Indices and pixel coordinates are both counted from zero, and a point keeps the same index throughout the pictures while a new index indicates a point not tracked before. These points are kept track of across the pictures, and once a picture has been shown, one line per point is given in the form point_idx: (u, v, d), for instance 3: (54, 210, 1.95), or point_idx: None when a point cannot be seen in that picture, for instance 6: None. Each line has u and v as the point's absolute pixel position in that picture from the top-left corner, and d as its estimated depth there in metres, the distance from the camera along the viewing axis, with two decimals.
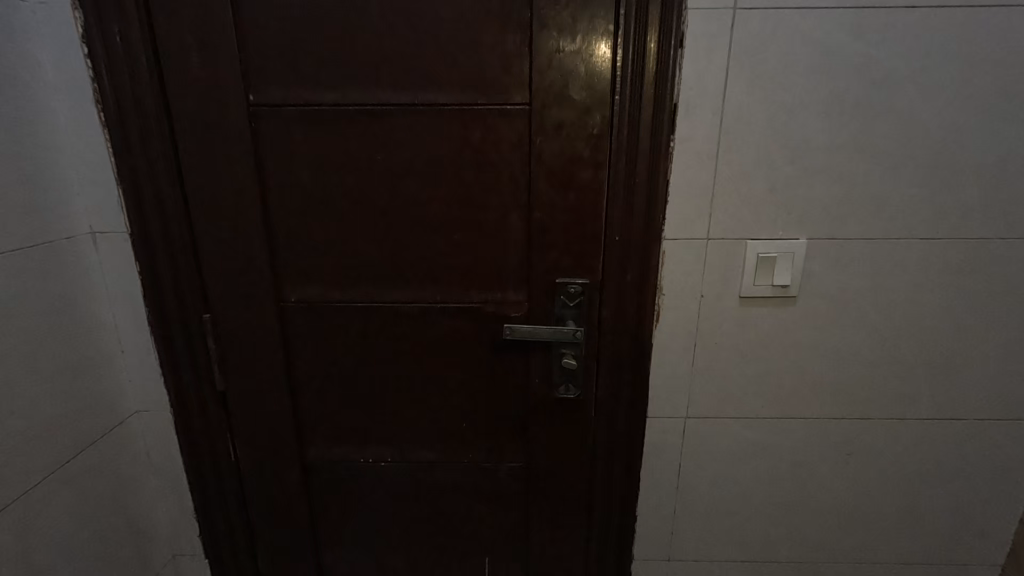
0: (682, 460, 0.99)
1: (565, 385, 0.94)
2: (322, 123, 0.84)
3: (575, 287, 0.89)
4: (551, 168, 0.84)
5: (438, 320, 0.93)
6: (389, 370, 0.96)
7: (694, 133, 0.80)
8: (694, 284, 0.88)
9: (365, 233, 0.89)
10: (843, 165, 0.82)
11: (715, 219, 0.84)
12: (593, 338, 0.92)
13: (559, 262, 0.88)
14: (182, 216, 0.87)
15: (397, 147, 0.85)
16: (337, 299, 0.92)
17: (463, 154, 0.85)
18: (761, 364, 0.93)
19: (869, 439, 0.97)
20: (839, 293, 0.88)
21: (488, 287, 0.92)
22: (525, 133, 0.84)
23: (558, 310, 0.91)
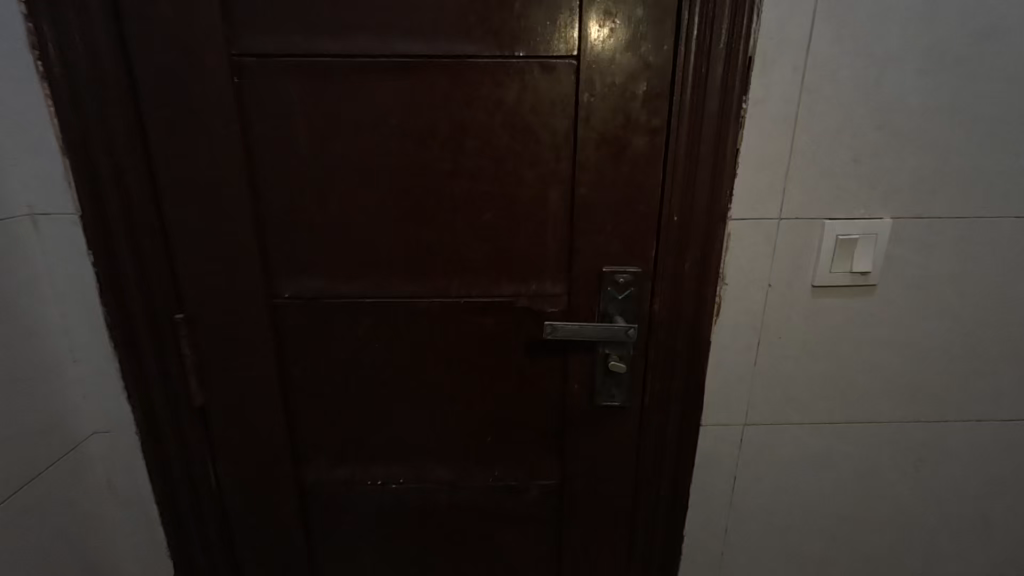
0: (737, 473, 0.88)
1: (611, 390, 0.82)
2: (324, 81, 0.69)
3: (626, 277, 0.76)
4: (601, 135, 0.71)
5: (463, 318, 0.80)
6: (404, 377, 0.82)
7: (770, 94, 0.69)
8: (762, 272, 0.76)
9: (376, 216, 0.75)
10: (936, 134, 0.71)
11: (788, 196, 0.73)
12: (643, 335, 0.80)
13: (607, 248, 0.76)
14: (147, 194, 0.70)
15: (417, 111, 0.70)
16: (342, 295, 0.78)
17: (496, 120, 0.71)
18: (831, 364, 0.81)
19: (944, 445, 0.87)
20: (924, 281, 0.77)
21: (521, 279, 0.78)
22: (570, 93, 0.70)
23: (604, 305, 0.78)
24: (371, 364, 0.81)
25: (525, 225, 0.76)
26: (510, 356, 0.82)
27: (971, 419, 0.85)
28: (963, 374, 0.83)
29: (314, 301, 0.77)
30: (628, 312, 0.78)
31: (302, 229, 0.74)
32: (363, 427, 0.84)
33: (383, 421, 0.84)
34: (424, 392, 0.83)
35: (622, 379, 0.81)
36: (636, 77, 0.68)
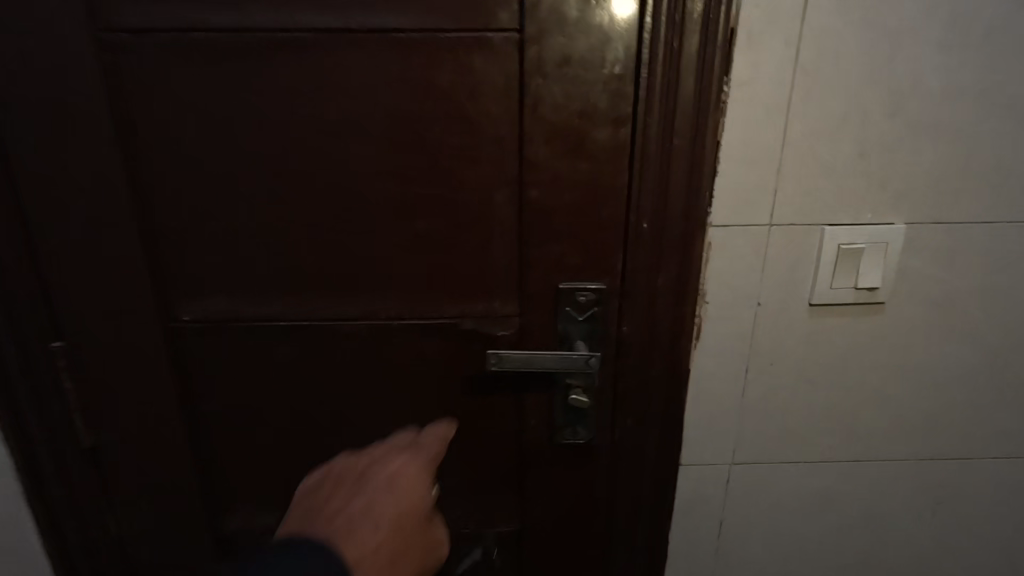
0: (724, 517, 0.75)
1: (573, 427, 0.70)
2: (216, 63, 0.57)
3: (587, 296, 0.64)
4: (553, 126, 0.59)
5: (398, 343, 0.68)
6: (332, 412, 0.70)
7: (758, 72, 0.57)
8: (749, 287, 0.64)
9: (289, 225, 0.63)
10: (960, 122, 0.59)
11: (781, 198, 0.61)
12: (610, 362, 0.68)
13: (565, 262, 0.63)
14: (10, 200, 0.59)
15: (330, 99, 0.59)
16: (254, 317, 0.66)
17: (426, 109, 0.59)
18: (832, 393, 0.69)
19: (965, 484, 0.75)
20: (943, 298, 0.65)
21: (464, 298, 0.66)
22: (514, 75, 0.58)
23: (563, 328, 0.66)
24: (293, 396, 0.69)
25: (467, 234, 0.63)
26: (455, 387, 0.70)
27: (997, 456, 0.73)
28: (988, 403, 0.71)
29: (222, 324, 0.66)
30: (591, 336, 0.66)
31: (202, 241, 0.63)
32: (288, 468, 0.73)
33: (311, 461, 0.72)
34: (357, 428, 0.71)
35: (586, 413, 0.69)
36: (594, 54, 0.56)
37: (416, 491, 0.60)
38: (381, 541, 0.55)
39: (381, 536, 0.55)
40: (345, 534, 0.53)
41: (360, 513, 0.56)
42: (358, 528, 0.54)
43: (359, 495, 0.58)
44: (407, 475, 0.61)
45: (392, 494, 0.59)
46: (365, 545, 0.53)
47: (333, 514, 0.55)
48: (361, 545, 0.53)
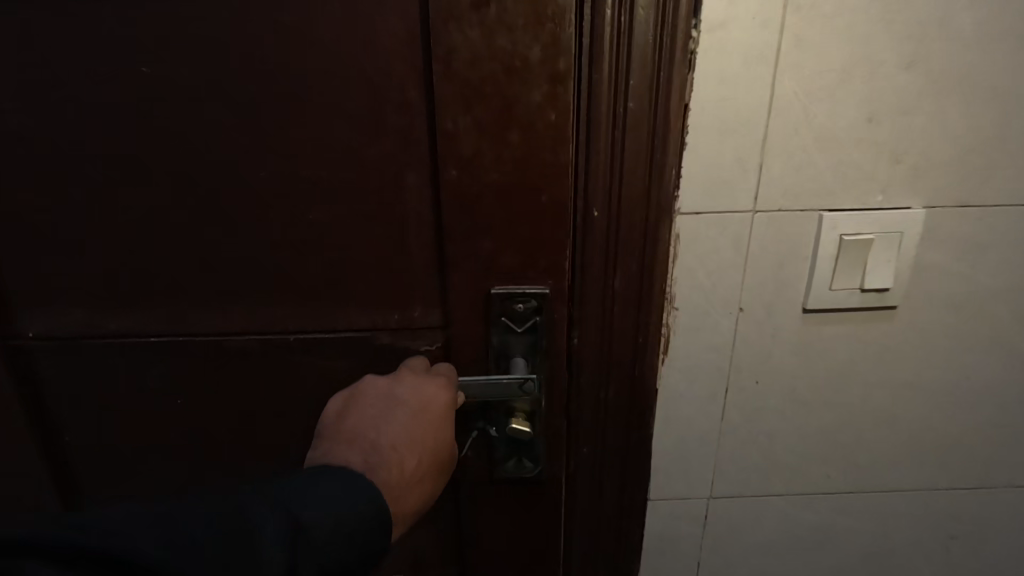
0: (702, 558, 0.64)
1: (517, 459, 0.57)
2: (39, 16, 0.45)
3: (526, 302, 0.52)
4: (472, 86, 0.45)
5: (301, 360, 0.56)
6: (231, 438, 0.60)
7: (735, 11, 0.44)
8: (728, 290, 0.52)
9: (154, 219, 0.51)
10: (998, 75, 0.45)
11: (767, 176, 0.48)
12: (559, 383, 0.55)
13: (497, 260, 0.51)
14: None
15: (185, 59, 0.46)
16: (126, 330, 0.55)
17: (306, 68, 0.46)
18: (830, 415, 0.57)
19: (988, 517, 0.63)
20: (968, 299, 0.53)
21: (376, 306, 0.54)
22: (418, 19, 0.44)
23: (498, 341, 0.54)
24: (184, 421, 0.59)
25: (373, 227, 0.51)
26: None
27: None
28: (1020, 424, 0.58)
29: (91, 338, 0.56)
30: (534, 351, 0.54)
31: (52, 240, 0.52)
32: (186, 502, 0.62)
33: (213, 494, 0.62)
34: (262, 459, 0.61)
35: (530, 445, 0.57)
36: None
37: (442, 412, 0.50)
38: (416, 477, 0.46)
39: (420, 479, 0.46)
40: (398, 471, 0.44)
41: (403, 440, 0.46)
42: (396, 456, 0.45)
43: (379, 423, 0.47)
44: (440, 393, 0.50)
45: (435, 421, 0.49)
46: (408, 490, 0.45)
47: (394, 438, 0.46)
48: (398, 476, 0.44)
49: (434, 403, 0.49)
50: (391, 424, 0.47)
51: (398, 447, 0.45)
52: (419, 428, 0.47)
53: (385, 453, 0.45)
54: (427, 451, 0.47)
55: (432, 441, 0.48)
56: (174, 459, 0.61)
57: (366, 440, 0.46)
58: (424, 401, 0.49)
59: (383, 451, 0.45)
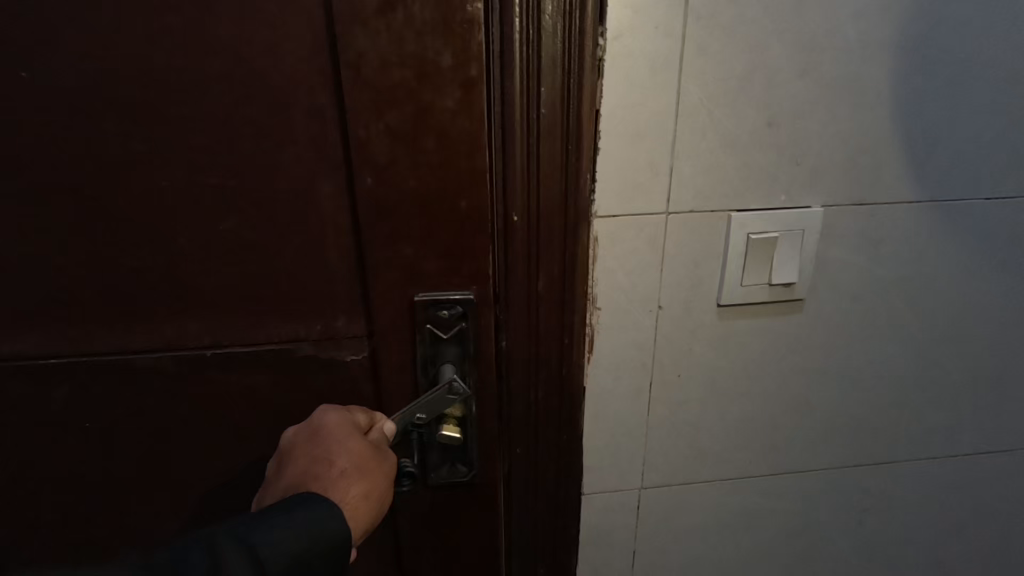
0: (634, 548, 0.66)
1: (451, 464, 0.57)
2: None
3: (451, 309, 0.52)
4: (384, 92, 0.44)
5: (219, 377, 0.54)
6: (146, 462, 0.57)
7: (641, 22, 0.45)
8: (647, 289, 0.53)
9: (47, 235, 0.48)
10: (884, 81, 0.49)
11: (679, 179, 0.50)
12: (488, 388, 0.55)
13: (420, 267, 0.50)
14: None
15: (70, 65, 0.43)
16: (21, 355, 0.52)
17: (208, 75, 0.44)
18: (748, 404, 0.60)
19: (893, 490, 0.68)
20: (868, 290, 0.56)
21: (298, 317, 0.53)
22: (323, 22, 0.43)
23: (426, 348, 0.53)
24: (93, 447, 0.56)
25: (288, 237, 0.49)
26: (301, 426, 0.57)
27: (927, 457, 0.66)
28: (915, 403, 0.63)
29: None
30: (462, 356, 0.54)
31: None
32: (101, 531, 0.59)
33: (130, 521, 0.59)
34: (182, 481, 0.58)
35: (462, 452, 0.57)
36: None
37: (345, 421, 0.49)
38: (349, 468, 0.45)
39: (352, 464, 0.45)
40: (320, 478, 0.44)
41: (316, 456, 0.46)
42: (314, 470, 0.45)
43: (288, 462, 0.47)
44: (334, 411, 0.50)
45: (338, 429, 0.48)
46: (341, 482, 0.44)
47: (305, 460, 0.46)
48: (324, 483, 0.44)
49: (335, 419, 0.49)
50: (297, 454, 0.47)
51: (312, 464, 0.45)
52: (321, 440, 0.47)
53: (306, 476, 0.44)
54: (347, 444, 0.47)
55: (347, 440, 0.47)
56: (85, 486, 0.57)
57: (285, 475, 0.46)
58: (320, 421, 0.49)
59: (300, 476, 0.45)
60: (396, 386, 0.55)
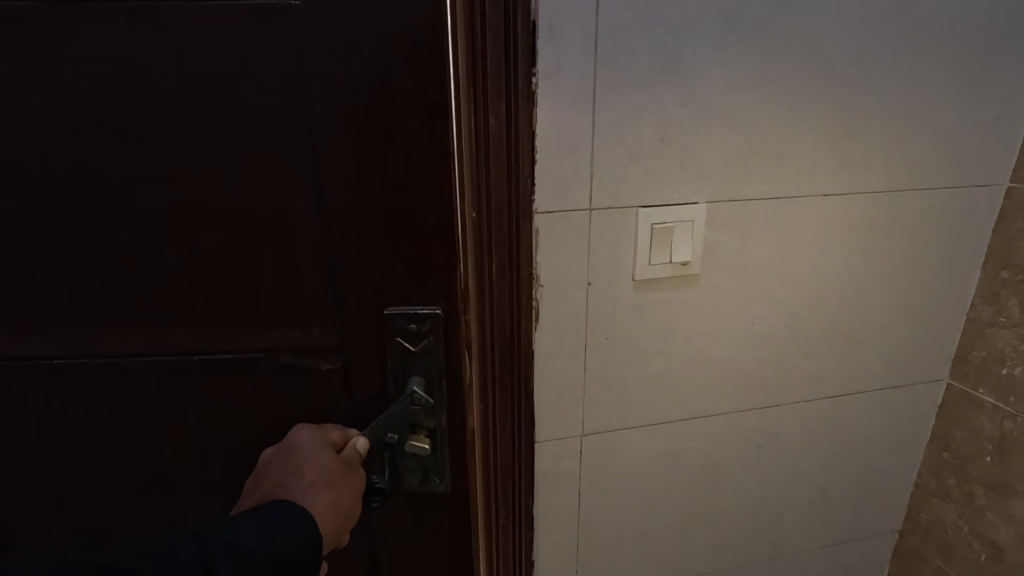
0: (581, 487, 0.80)
1: (421, 472, 0.65)
2: None
3: (418, 324, 0.60)
4: (359, 128, 0.53)
5: (206, 380, 0.59)
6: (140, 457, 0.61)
7: (562, 67, 0.60)
8: (579, 269, 0.68)
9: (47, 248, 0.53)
10: (741, 111, 0.66)
11: (598, 182, 0.65)
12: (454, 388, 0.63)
13: (390, 281, 0.58)
14: None
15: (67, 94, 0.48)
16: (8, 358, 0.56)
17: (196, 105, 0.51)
18: (663, 361, 0.76)
19: (780, 428, 0.85)
20: (745, 265, 0.73)
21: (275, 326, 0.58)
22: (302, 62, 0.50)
23: (396, 360, 0.61)
24: (91, 446, 0.60)
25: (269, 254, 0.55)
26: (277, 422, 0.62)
27: (804, 398, 0.84)
28: (790, 358, 0.81)
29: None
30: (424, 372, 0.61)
31: None
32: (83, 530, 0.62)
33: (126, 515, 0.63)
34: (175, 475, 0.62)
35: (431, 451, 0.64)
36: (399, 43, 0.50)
37: (316, 438, 0.57)
38: (316, 480, 0.53)
39: (319, 475, 0.53)
40: (292, 489, 0.52)
41: (288, 470, 0.54)
42: (287, 482, 0.53)
43: (266, 477, 0.55)
44: (307, 429, 0.58)
45: (309, 446, 0.56)
46: (310, 492, 0.51)
47: (278, 474, 0.54)
48: (295, 493, 0.52)
49: (307, 436, 0.57)
50: (273, 469, 0.55)
51: (285, 477, 0.53)
52: (294, 457, 0.55)
53: (279, 488, 0.53)
54: (317, 458, 0.54)
55: (316, 454, 0.55)
56: (72, 484, 0.61)
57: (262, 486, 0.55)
58: (294, 440, 0.57)
59: (275, 488, 0.53)
60: (364, 392, 0.62)
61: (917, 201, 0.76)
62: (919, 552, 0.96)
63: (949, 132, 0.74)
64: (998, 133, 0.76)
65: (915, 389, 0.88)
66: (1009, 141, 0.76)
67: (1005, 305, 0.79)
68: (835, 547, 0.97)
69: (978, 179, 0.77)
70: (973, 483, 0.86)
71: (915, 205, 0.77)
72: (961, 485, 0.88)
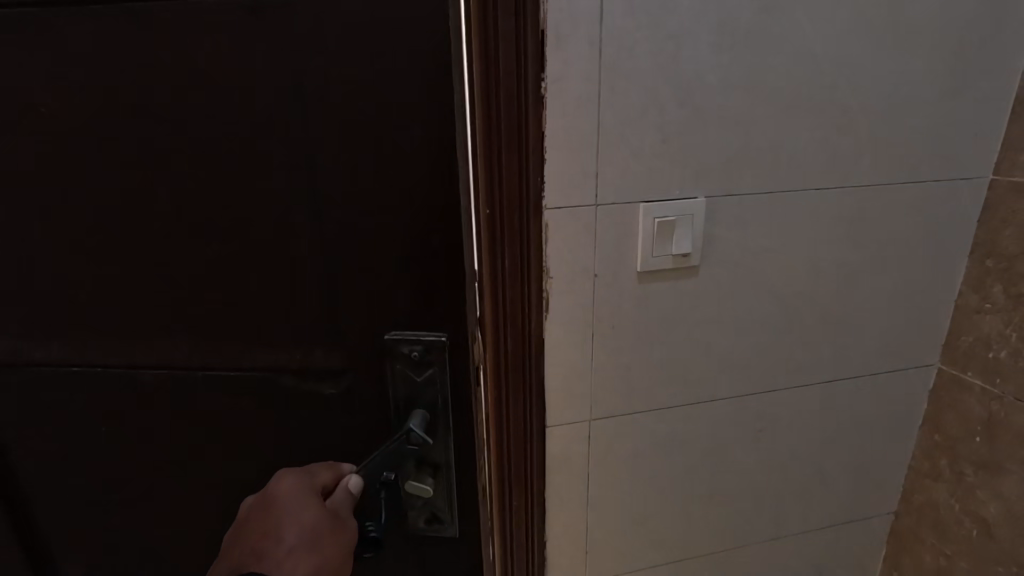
0: (589, 470, 0.84)
1: (427, 511, 0.63)
2: None
3: (422, 350, 0.56)
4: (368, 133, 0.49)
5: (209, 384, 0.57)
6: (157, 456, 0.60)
7: (569, 72, 0.64)
8: (585, 262, 0.72)
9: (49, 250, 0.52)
10: (736, 112, 0.70)
11: (603, 179, 0.69)
12: (458, 419, 0.60)
13: (391, 302, 0.54)
14: None
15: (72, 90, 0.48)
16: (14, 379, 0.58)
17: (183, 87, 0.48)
18: (665, 350, 0.80)
19: (778, 412, 0.89)
20: (742, 257, 0.77)
21: (269, 349, 0.56)
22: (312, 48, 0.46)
23: (399, 392, 0.57)
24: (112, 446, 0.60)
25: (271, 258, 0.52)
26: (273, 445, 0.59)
27: (801, 383, 0.88)
28: (787, 345, 0.85)
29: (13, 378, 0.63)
30: (422, 398, 0.58)
31: None
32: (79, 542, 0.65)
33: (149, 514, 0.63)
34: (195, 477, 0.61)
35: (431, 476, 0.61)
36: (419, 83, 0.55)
37: (299, 492, 0.54)
38: (297, 543, 0.48)
39: (300, 539, 0.48)
40: (269, 557, 0.47)
41: (268, 530, 0.50)
42: (265, 547, 0.48)
43: (241, 541, 0.50)
44: (292, 477, 0.56)
45: (291, 501, 0.53)
46: (289, 560, 0.47)
47: (255, 537, 0.50)
48: (273, 560, 0.47)
49: (292, 487, 0.55)
50: (249, 530, 0.51)
51: (263, 540, 0.49)
52: (275, 513, 0.51)
53: (254, 554, 0.48)
54: (300, 514, 0.51)
55: (299, 511, 0.51)
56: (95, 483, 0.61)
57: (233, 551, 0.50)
58: (278, 490, 0.54)
59: (250, 555, 0.48)
60: (362, 416, 0.58)
61: (904, 193, 0.80)
62: (914, 531, 1.00)
63: (932, 128, 0.78)
64: (979, 129, 0.80)
65: (907, 373, 0.92)
66: (991, 136, 0.80)
67: (989, 292, 0.84)
68: (833, 528, 1.01)
69: (962, 172, 0.81)
70: (962, 463, 0.91)
71: (902, 197, 0.81)
72: (952, 466, 0.92)
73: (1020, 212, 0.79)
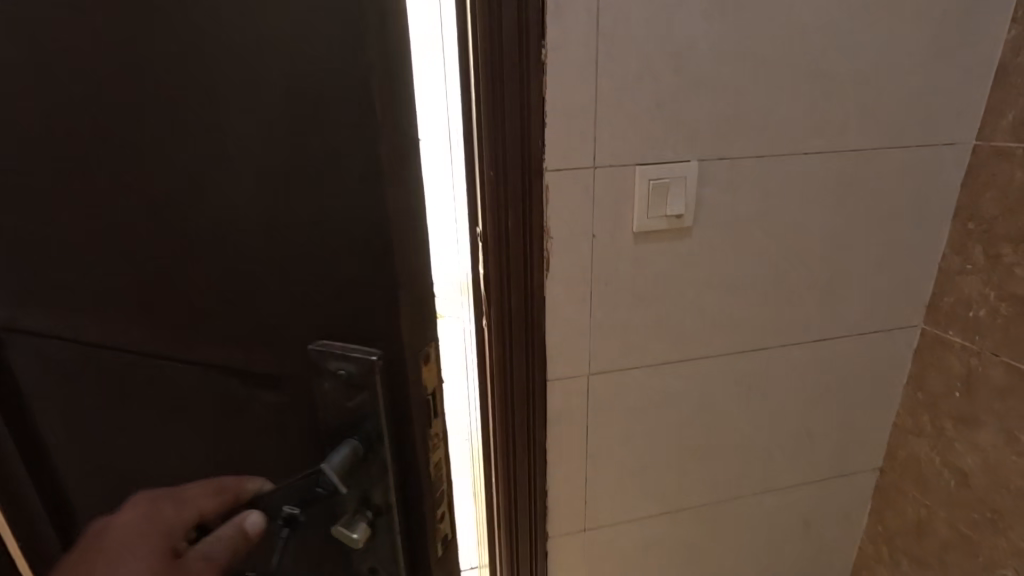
0: (588, 422, 0.90)
1: (370, 558, 0.51)
2: None
3: (347, 373, 0.45)
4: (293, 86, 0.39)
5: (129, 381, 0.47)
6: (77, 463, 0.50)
7: (567, 39, 0.68)
8: (584, 222, 0.76)
9: None
10: (727, 79, 0.74)
11: (601, 142, 0.73)
12: (391, 462, 0.48)
13: (320, 302, 0.44)
14: None
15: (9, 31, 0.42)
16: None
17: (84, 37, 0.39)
18: (660, 308, 0.84)
19: (769, 370, 0.94)
20: (732, 219, 0.82)
21: (190, 362, 0.46)
22: None
23: (329, 420, 0.47)
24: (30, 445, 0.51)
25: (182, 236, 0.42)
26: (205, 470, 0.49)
27: (790, 342, 0.92)
28: (776, 305, 0.89)
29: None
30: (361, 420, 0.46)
31: None
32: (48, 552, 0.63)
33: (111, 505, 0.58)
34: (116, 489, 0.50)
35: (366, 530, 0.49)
36: None
37: None
38: None
39: None
40: None
41: None
42: None
43: None
44: None
45: None
46: None
47: None
48: None
49: None
50: None
51: None
52: None
53: None
54: None
55: None
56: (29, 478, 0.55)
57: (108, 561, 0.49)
58: None
59: None
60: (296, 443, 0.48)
61: (889, 158, 0.84)
62: (897, 484, 1.05)
63: (916, 95, 0.81)
64: (963, 95, 0.83)
65: (893, 334, 0.97)
66: (973, 103, 0.84)
67: (970, 253, 0.88)
68: (820, 483, 1.06)
69: (945, 138, 0.85)
70: (943, 418, 0.95)
71: (888, 162, 0.84)
72: (933, 421, 0.97)
73: (1000, 175, 0.83)
